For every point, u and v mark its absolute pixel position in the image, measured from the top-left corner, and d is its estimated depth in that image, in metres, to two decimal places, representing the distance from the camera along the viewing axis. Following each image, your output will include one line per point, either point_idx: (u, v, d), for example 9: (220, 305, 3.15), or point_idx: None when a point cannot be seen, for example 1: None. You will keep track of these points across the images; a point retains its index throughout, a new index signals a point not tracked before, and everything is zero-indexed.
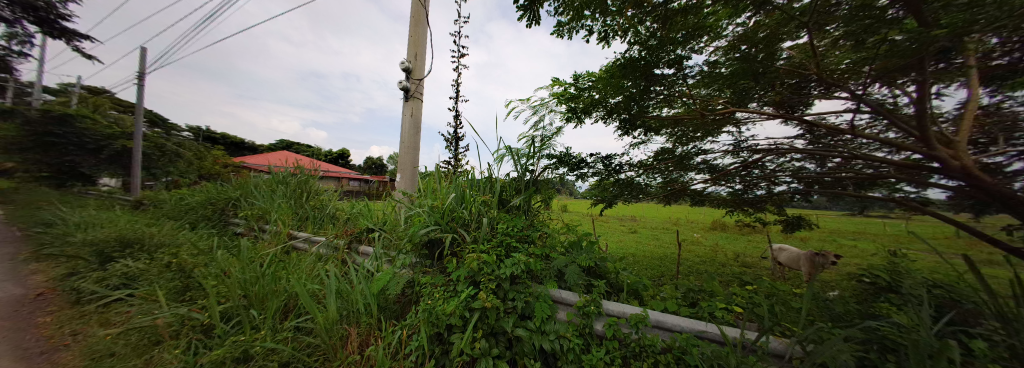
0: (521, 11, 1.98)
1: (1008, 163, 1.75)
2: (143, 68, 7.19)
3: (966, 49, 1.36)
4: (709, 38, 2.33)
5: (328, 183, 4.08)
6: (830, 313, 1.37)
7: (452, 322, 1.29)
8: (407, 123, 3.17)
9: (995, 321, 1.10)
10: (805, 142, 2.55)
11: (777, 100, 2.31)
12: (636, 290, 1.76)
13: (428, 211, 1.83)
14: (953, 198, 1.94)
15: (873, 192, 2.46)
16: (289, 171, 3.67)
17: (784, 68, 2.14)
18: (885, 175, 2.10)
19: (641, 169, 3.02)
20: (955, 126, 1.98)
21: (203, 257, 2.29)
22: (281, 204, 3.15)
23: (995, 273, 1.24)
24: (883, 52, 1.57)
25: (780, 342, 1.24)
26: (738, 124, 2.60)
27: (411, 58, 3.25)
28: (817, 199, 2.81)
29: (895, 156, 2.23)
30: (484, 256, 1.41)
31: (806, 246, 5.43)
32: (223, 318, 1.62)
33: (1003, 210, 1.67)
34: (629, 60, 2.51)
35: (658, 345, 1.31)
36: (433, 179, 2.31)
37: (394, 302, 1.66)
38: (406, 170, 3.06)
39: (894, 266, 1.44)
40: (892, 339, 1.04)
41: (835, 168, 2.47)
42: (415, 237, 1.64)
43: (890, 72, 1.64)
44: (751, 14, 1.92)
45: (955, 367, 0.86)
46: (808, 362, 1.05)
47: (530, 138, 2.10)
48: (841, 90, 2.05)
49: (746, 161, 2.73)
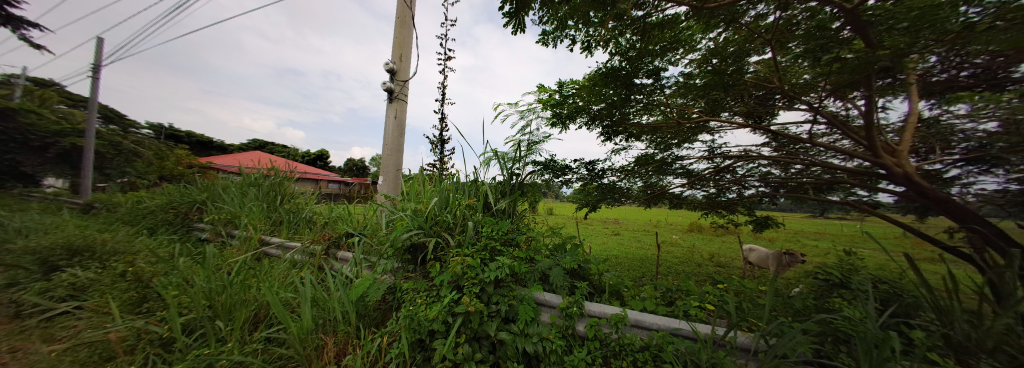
0: (506, 18, 2.00)
1: (945, 170, 1.96)
2: (99, 60, 6.61)
3: (906, 68, 1.53)
4: (685, 50, 2.46)
5: (305, 186, 3.89)
6: (792, 309, 1.47)
7: (435, 328, 1.28)
8: (390, 124, 3.11)
9: (930, 312, 1.24)
10: (771, 150, 2.73)
11: (745, 110, 2.50)
12: (618, 291, 1.82)
13: (411, 215, 1.81)
14: (900, 201, 2.14)
15: (831, 195, 2.67)
16: (262, 172, 3.45)
17: (751, 80, 2.29)
18: (840, 181, 2.29)
19: (622, 174, 3.14)
20: (899, 136, 2.21)
21: (163, 265, 2.12)
22: (252, 208, 2.97)
23: (932, 269, 1.37)
24: (836, 69, 1.74)
25: (746, 337, 1.31)
26: (712, 132, 2.75)
27: (395, 59, 3.20)
28: (782, 202, 3.00)
29: (849, 163, 2.44)
30: (469, 259, 1.42)
31: (773, 245, 5.77)
32: (187, 331, 1.51)
33: (941, 212, 1.87)
34: (611, 69, 2.60)
35: (637, 343, 1.36)
36: (416, 182, 2.29)
37: (374, 309, 1.62)
38: (388, 173, 3.00)
39: (846, 265, 1.57)
40: (844, 331, 1.14)
41: (797, 173, 2.67)
42: (397, 242, 1.61)
43: (842, 87, 1.81)
44: (722, 30, 2.06)
45: (895, 356, 0.95)
46: (771, 355, 1.13)
47: (518, 142, 2.14)
48: (801, 103, 2.22)
49: (719, 166, 2.89)
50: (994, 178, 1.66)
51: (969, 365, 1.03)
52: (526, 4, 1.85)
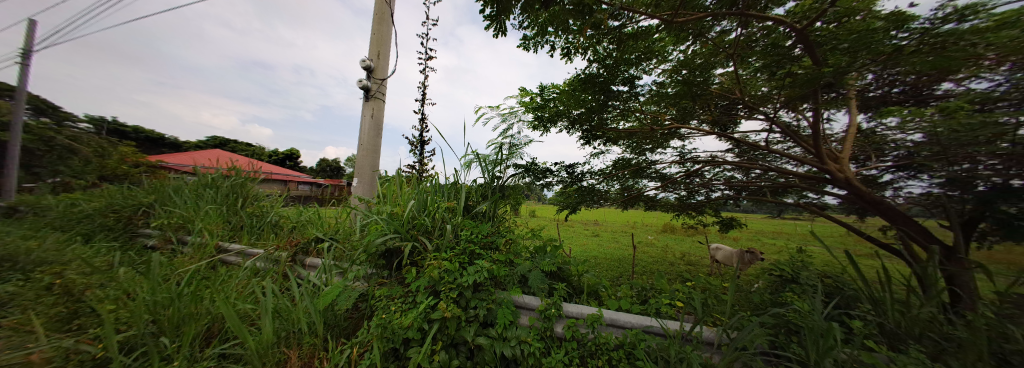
0: (488, 21, 2.00)
1: (879, 175, 2.21)
2: (27, 44, 5.83)
3: (846, 84, 1.70)
4: (658, 60, 2.59)
5: (271, 188, 3.64)
6: (752, 304, 1.58)
7: (409, 336, 1.25)
8: (366, 124, 3.00)
9: (866, 304, 1.38)
10: (734, 156, 2.93)
11: (711, 118, 2.67)
12: (595, 291, 1.87)
13: (387, 218, 1.75)
14: (843, 203, 2.37)
15: (786, 198, 2.91)
16: (221, 172, 3.18)
17: (717, 91, 2.45)
18: (793, 184, 2.51)
19: (601, 177, 3.23)
20: (841, 145, 2.45)
21: (99, 276, 1.89)
22: (208, 212, 2.73)
23: (868, 265, 1.53)
24: (789, 83, 1.91)
25: (711, 331, 1.39)
26: (682, 138, 2.91)
27: (373, 57, 3.09)
28: (745, 204, 3.22)
29: (800, 168, 2.68)
30: (447, 263, 1.39)
31: (737, 244, 6.19)
32: (126, 350, 1.36)
33: (877, 213, 2.09)
34: (589, 75, 2.68)
35: (612, 342, 1.40)
36: (393, 184, 2.22)
37: (344, 318, 1.54)
38: (364, 175, 2.88)
39: (799, 262, 1.71)
40: (795, 323, 1.25)
41: (756, 177, 2.89)
42: (371, 247, 1.55)
43: (794, 99, 1.99)
44: (691, 43, 2.19)
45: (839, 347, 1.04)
46: (732, 347, 1.21)
47: (499, 145, 2.14)
48: (759, 113, 2.41)
49: (689, 170, 3.05)
50: (919, 183, 1.88)
51: (899, 350, 1.16)
52: (507, 9, 1.86)
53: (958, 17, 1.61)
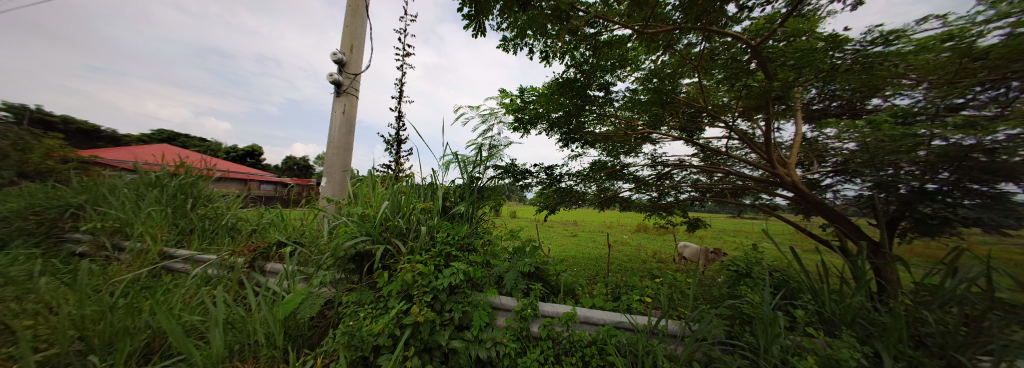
0: (467, 20, 1.98)
1: (821, 179, 2.46)
2: None
3: (793, 97, 1.88)
4: (631, 68, 2.71)
5: (228, 187, 3.34)
6: (712, 298, 1.70)
7: (380, 342, 1.20)
8: (337, 120, 2.85)
9: (808, 295, 1.53)
10: (699, 160, 3.14)
11: (679, 125, 2.84)
12: (572, 290, 1.91)
13: (358, 220, 1.68)
14: (792, 205, 2.61)
15: (745, 199, 3.15)
16: (167, 170, 2.87)
17: (684, 99, 2.61)
18: (750, 187, 2.73)
19: (578, 178, 3.32)
20: (789, 151, 2.71)
21: (8, 288, 1.64)
22: (151, 214, 2.45)
23: (811, 260, 1.69)
24: (746, 94, 2.08)
25: (676, 325, 1.47)
26: (654, 142, 3.06)
27: (345, 50, 2.95)
28: (709, 205, 3.45)
29: (756, 172, 2.92)
30: (421, 266, 1.35)
31: (703, 242, 6.61)
32: None
33: (819, 213, 2.33)
34: (567, 80, 2.75)
35: (585, 339, 1.44)
36: (366, 184, 2.12)
37: (308, 327, 1.46)
38: (333, 174, 2.73)
39: (754, 259, 1.85)
40: (748, 314, 1.36)
41: (718, 180, 3.11)
42: (339, 251, 1.48)
43: (751, 109, 2.17)
44: (661, 53, 2.31)
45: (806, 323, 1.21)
46: (694, 339, 1.29)
47: (479, 146, 2.12)
48: (721, 121, 2.60)
49: (660, 173, 3.22)
50: (853, 186, 2.12)
51: (833, 335, 1.30)
52: (486, 9, 1.85)
53: (885, 40, 1.84)
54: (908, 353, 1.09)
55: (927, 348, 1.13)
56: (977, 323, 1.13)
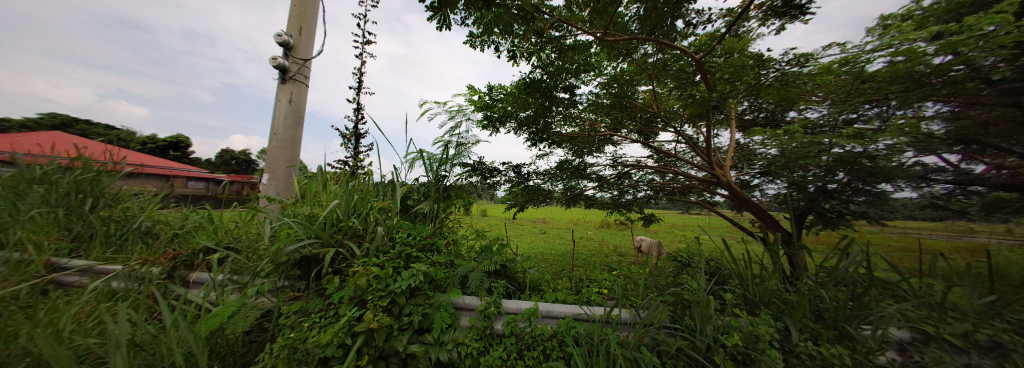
0: (430, 12, 1.89)
1: (750, 179, 2.81)
2: None
3: (728, 106, 2.12)
4: (594, 73, 2.84)
5: (144, 185, 2.85)
6: (660, 287, 1.85)
7: (328, 353, 1.12)
8: (283, 110, 2.58)
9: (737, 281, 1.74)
10: (654, 161, 3.39)
11: (636, 128, 3.03)
12: (537, 286, 1.95)
13: (304, 221, 1.54)
14: (729, 202, 2.94)
15: (692, 197, 3.47)
16: (54, 162, 2.35)
17: (640, 105, 2.80)
18: (695, 186, 3.02)
19: (545, 177, 3.40)
20: (726, 154, 3.04)
21: None
22: (31, 217, 2.00)
23: (741, 251, 1.92)
24: (692, 102, 2.29)
25: (627, 313, 1.58)
26: (614, 144, 3.23)
27: (293, 34, 2.67)
28: (663, 202, 3.74)
29: (700, 173, 3.23)
30: (376, 269, 1.28)
31: (660, 236, 7.16)
32: None
33: (749, 209, 2.66)
34: (533, 80, 2.78)
35: (547, 333, 1.48)
36: (316, 181, 1.95)
37: (242, 343, 1.32)
38: (277, 170, 2.47)
39: (695, 250, 2.05)
40: (688, 299, 1.51)
41: (670, 179, 3.38)
42: (281, 255, 1.34)
43: (695, 116, 2.39)
44: (621, 60, 2.44)
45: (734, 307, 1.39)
46: (642, 325, 1.40)
47: (446, 143, 2.05)
48: (672, 126, 2.84)
49: (620, 172, 3.42)
50: (774, 186, 2.45)
51: (754, 314, 1.50)
52: (450, 2, 1.79)
53: (801, 61, 2.15)
54: (809, 325, 1.29)
55: (824, 321, 1.35)
56: (860, 299, 1.37)
